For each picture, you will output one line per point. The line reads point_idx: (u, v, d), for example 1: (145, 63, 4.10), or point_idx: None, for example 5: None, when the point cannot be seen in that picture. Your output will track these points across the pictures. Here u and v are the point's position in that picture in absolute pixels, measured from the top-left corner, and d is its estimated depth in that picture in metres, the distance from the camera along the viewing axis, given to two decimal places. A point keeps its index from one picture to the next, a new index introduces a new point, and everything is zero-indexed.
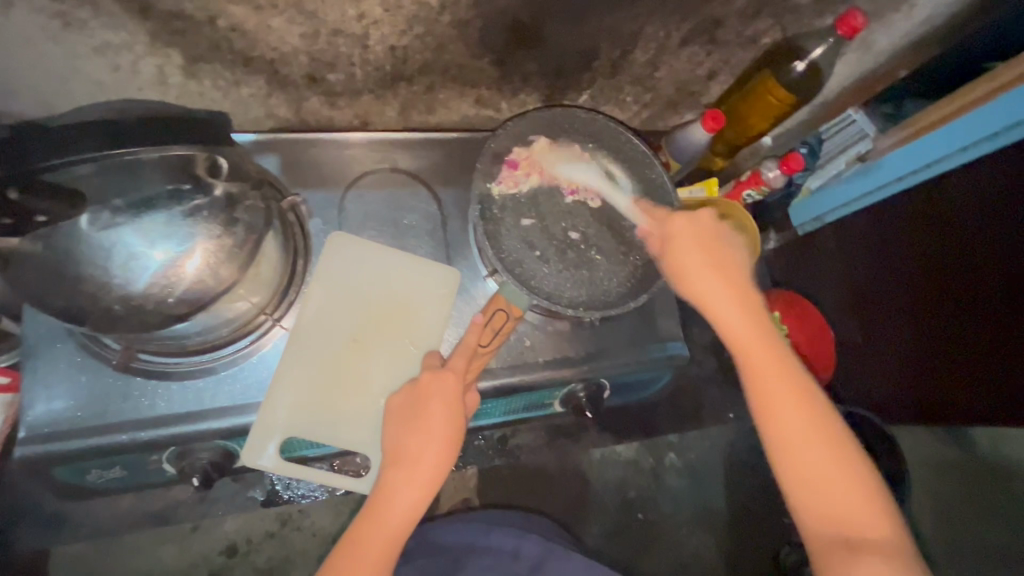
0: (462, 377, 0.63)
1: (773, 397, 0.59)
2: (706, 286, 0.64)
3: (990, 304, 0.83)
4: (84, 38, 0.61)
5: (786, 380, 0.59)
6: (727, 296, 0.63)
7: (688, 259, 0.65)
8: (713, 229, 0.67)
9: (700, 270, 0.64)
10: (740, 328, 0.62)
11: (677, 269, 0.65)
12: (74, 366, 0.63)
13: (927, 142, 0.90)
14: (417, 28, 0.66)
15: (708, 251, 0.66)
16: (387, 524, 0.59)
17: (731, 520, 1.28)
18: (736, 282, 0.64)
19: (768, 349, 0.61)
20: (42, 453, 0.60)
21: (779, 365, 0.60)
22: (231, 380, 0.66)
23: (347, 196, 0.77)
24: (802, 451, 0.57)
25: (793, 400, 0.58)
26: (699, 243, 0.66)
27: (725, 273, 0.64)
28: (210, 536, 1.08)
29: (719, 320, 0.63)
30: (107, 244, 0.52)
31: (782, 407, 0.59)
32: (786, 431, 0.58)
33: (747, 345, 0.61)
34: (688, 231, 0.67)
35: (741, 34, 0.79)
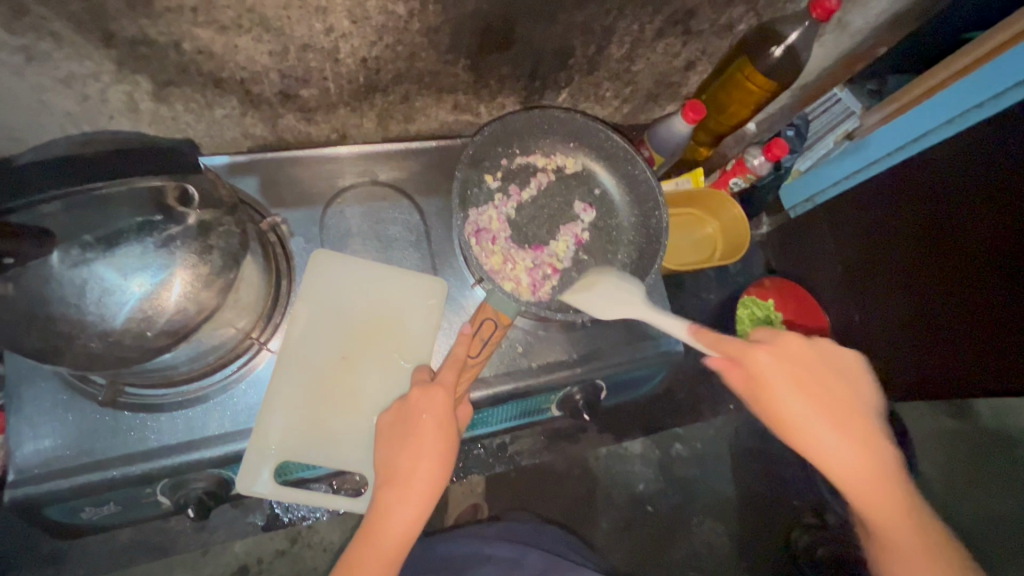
0: (452, 391, 0.62)
1: (908, 561, 0.54)
2: (821, 441, 0.55)
3: (978, 278, 0.82)
4: (49, 69, 0.59)
5: (918, 533, 0.54)
6: (846, 448, 0.55)
7: (798, 409, 0.56)
8: (813, 359, 0.59)
9: (817, 422, 0.56)
10: (867, 487, 0.55)
11: (780, 417, 0.57)
12: (60, 405, 0.62)
13: (916, 116, 0.90)
14: (387, 38, 0.65)
15: (820, 392, 0.57)
16: (379, 545, 0.58)
17: (742, 506, 1.27)
18: (852, 428, 0.56)
19: (903, 510, 0.55)
20: (29, 496, 0.59)
21: (918, 525, 0.55)
22: (221, 407, 0.65)
23: (328, 211, 0.76)
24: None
25: (926, 552, 0.54)
26: (804, 378, 0.57)
27: (847, 423, 0.56)
28: (220, 560, 1.07)
29: (839, 475, 0.55)
30: (78, 281, 0.50)
31: (909, 552, 0.54)
32: None
33: (862, 489, 0.55)
34: (789, 369, 0.57)
35: (715, 22, 0.78)
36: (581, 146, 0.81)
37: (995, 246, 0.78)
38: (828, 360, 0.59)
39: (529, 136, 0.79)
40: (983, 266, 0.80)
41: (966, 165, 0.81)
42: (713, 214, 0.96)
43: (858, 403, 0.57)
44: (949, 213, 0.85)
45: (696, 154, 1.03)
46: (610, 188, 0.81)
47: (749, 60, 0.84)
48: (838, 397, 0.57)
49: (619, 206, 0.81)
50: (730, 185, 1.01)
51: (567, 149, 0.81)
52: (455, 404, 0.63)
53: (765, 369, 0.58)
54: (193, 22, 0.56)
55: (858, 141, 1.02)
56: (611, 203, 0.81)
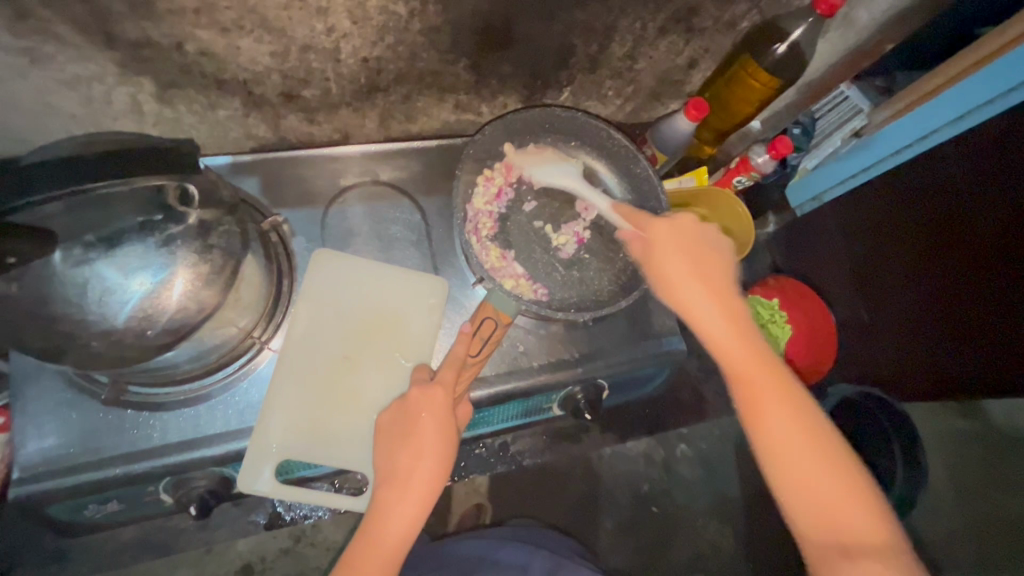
0: (451, 390, 0.62)
1: (767, 417, 0.53)
2: (692, 297, 0.58)
3: (987, 277, 0.81)
4: (54, 72, 0.60)
5: (778, 393, 0.53)
6: (708, 302, 0.57)
7: (669, 267, 0.59)
8: (694, 234, 0.62)
9: (686, 280, 0.58)
10: (727, 343, 0.55)
11: (662, 277, 0.59)
12: (64, 404, 0.63)
13: (924, 113, 0.89)
14: (387, 38, 0.65)
15: (694, 257, 0.60)
16: (381, 544, 0.58)
17: (748, 507, 1.26)
18: (720, 290, 0.58)
19: (769, 372, 0.54)
20: (35, 493, 0.60)
21: (783, 387, 0.54)
22: (224, 406, 0.66)
23: (330, 211, 0.77)
24: (799, 470, 0.51)
25: (785, 408, 0.53)
26: (684, 247, 0.60)
27: (715, 288, 0.58)
28: (224, 557, 1.08)
29: (703, 329, 0.57)
30: (80, 281, 0.51)
31: (767, 405, 0.53)
32: (780, 452, 0.52)
33: (726, 343, 0.56)
34: (671, 237, 0.61)
35: (718, 19, 0.77)
36: (582, 145, 0.81)
37: (1002, 244, 0.77)
38: (706, 235, 0.62)
39: (530, 135, 0.79)
40: (993, 262, 0.79)
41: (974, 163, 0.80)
42: (716, 213, 0.93)
43: (729, 276, 0.60)
44: (955, 212, 0.84)
45: (700, 152, 1.02)
46: (611, 188, 0.81)
47: (752, 57, 0.83)
48: (710, 262, 0.60)
49: (621, 204, 0.80)
50: (734, 183, 1.00)
51: (568, 148, 0.81)
52: (455, 403, 0.63)
53: (653, 234, 0.62)
54: (195, 23, 0.57)
55: (865, 139, 1.01)
56: (612, 201, 0.80)
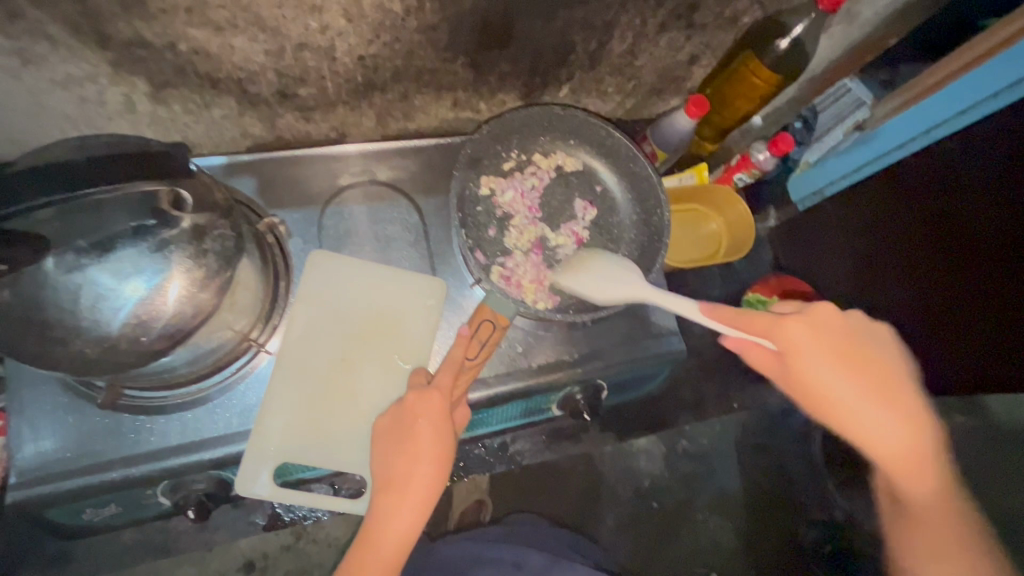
0: (448, 395, 0.61)
1: (922, 501, 0.62)
2: (868, 420, 0.58)
3: (979, 275, 0.81)
4: (47, 73, 0.59)
5: (942, 484, 0.61)
6: (894, 428, 0.58)
7: (836, 386, 0.57)
8: (849, 335, 0.58)
9: (858, 400, 0.58)
10: (897, 451, 0.59)
11: (807, 389, 0.58)
12: (61, 407, 0.63)
13: (931, 105, 0.87)
14: (384, 36, 0.64)
15: (855, 365, 0.58)
16: (377, 548, 0.59)
17: (748, 501, 1.27)
18: (896, 397, 0.58)
19: (930, 469, 0.60)
20: (33, 498, 0.60)
21: (934, 482, 0.60)
22: (222, 408, 0.65)
23: (327, 211, 0.76)
24: (941, 545, 0.63)
25: (940, 500, 0.62)
26: (838, 350, 0.57)
27: (888, 393, 0.58)
28: (227, 555, 1.07)
29: (878, 451, 0.59)
30: (73, 287, 0.50)
31: (927, 502, 0.62)
32: (923, 530, 0.63)
33: (910, 459, 0.59)
34: (817, 342, 0.57)
35: (719, 15, 0.76)
36: (581, 144, 0.80)
37: (1008, 245, 0.75)
38: (851, 332, 0.59)
39: (529, 133, 0.78)
40: (994, 261, 0.78)
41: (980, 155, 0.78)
42: (719, 210, 0.93)
43: (902, 374, 0.59)
44: (957, 211, 0.83)
45: (700, 149, 1.00)
46: (610, 186, 0.80)
47: (755, 54, 0.82)
48: (883, 377, 0.58)
49: (620, 204, 0.80)
50: (735, 180, 0.99)
51: (567, 146, 0.80)
52: (452, 408, 0.63)
53: (787, 345, 0.57)
54: (188, 23, 0.56)
55: (868, 132, 1.00)
56: (611, 201, 0.80)
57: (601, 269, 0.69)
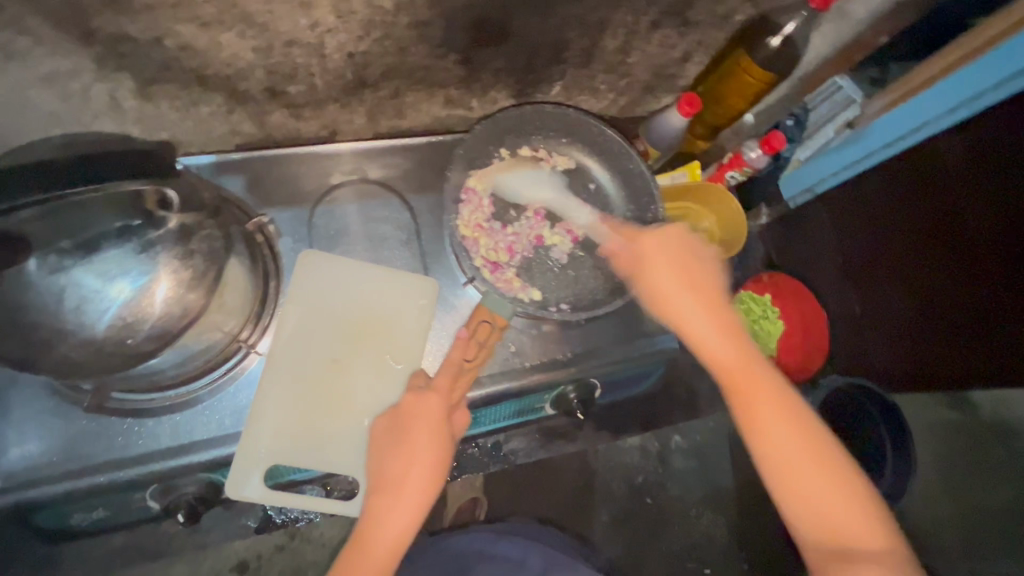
0: (448, 398, 0.62)
1: (773, 437, 0.55)
2: (685, 311, 0.59)
3: (977, 267, 0.81)
4: (30, 68, 0.58)
5: (775, 401, 0.56)
6: (705, 319, 0.59)
7: (665, 284, 0.60)
8: (686, 246, 0.62)
9: (679, 292, 0.59)
10: (723, 355, 0.58)
11: (654, 292, 0.60)
12: (47, 410, 0.62)
13: (919, 104, 0.87)
14: (374, 33, 0.63)
15: (688, 274, 0.60)
16: (370, 554, 0.58)
17: (741, 497, 1.27)
18: (715, 301, 0.60)
19: (756, 374, 0.57)
20: (20, 502, 0.59)
21: (781, 407, 0.56)
22: (212, 411, 0.65)
23: (318, 211, 0.75)
24: (802, 481, 0.54)
25: (782, 418, 0.55)
26: (673, 263, 0.61)
27: (702, 292, 0.60)
28: (219, 554, 1.06)
29: (701, 343, 0.59)
30: (56, 289, 0.49)
31: (763, 419, 0.56)
32: (775, 459, 0.55)
33: (725, 361, 0.58)
34: (667, 252, 0.62)
35: (713, 12, 0.76)
36: (575, 143, 0.80)
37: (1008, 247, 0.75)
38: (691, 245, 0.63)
39: (521, 131, 0.78)
40: (989, 262, 0.79)
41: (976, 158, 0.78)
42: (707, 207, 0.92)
43: (715, 283, 0.61)
44: (957, 206, 0.82)
45: (692, 147, 1.01)
46: (604, 184, 0.80)
47: (747, 51, 0.82)
48: (704, 276, 0.61)
49: (614, 204, 0.79)
50: (727, 178, 0.98)
51: (561, 145, 0.80)
52: (450, 411, 0.63)
53: (641, 251, 0.62)
54: (174, 18, 0.55)
55: (858, 131, 1.00)
56: (605, 199, 0.79)
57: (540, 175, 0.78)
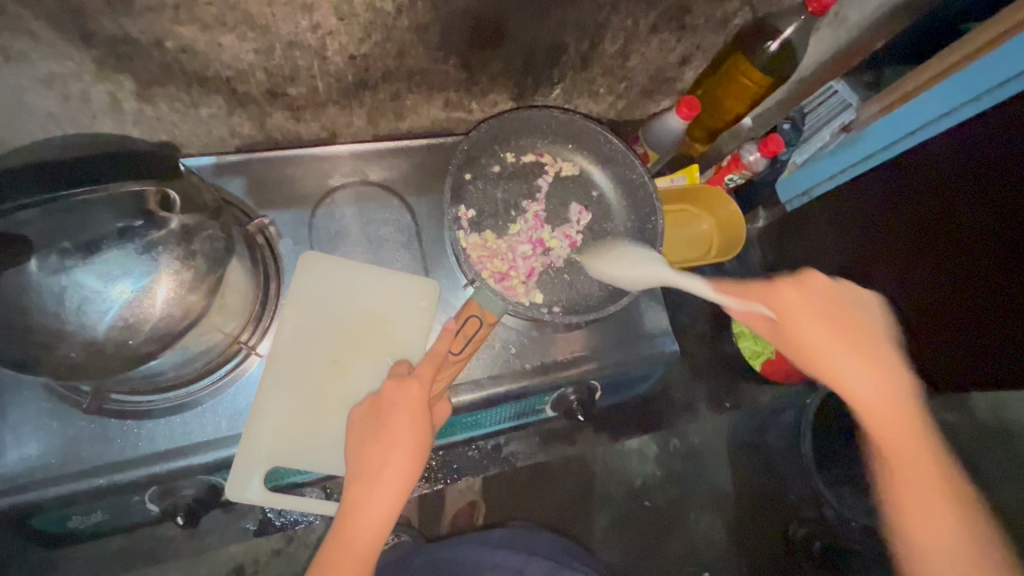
0: (428, 386, 0.61)
1: (923, 513, 0.54)
2: (848, 372, 0.55)
3: (967, 267, 0.81)
4: (31, 70, 0.58)
5: (939, 481, 0.55)
6: (872, 381, 0.55)
7: (815, 339, 0.57)
8: (833, 293, 0.59)
9: (829, 346, 0.56)
10: (885, 412, 0.55)
11: (796, 345, 0.57)
12: (45, 413, 0.61)
13: (916, 106, 0.88)
14: (375, 35, 0.64)
15: (840, 326, 0.57)
16: (350, 545, 0.58)
17: (741, 500, 1.27)
18: (871, 357, 0.56)
19: (926, 450, 0.55)
20: (16, 505, 0.59)
21: (938, 483, 0.55)
22: (212, 413, 0.64)
23: (318, 212, 0.75)
24: (963, 568, 0.52)
25: (940, 495, 0.54)
26: (826, 314, 0.58)
27: (868, 351, 0.56)
28: (216, 560, 1.05)
29: (864, 409, 0.56)
30: (57, 289, 0.49)
31: (921, 492, 0.55)
32: (924, 543, 0.54)
33: (887, 434, 0.56)
34: (809, 298, 0.58)
35: (711, 16, 0.76)
36: (576, 146, 0.80)
37: (998, 251, 0.75)
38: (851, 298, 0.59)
39: (521, 134, 0.78)
40: (980, 264, 0.79)
41: (966, 156, 0.79)
42: (707, 210, 0.93)
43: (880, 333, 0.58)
44: (947, 206, 0.82)
45: (692, 150, 1.01)
46: (604, 187, 0.80)
47: (744, 55, 0.82)
48: (862, 331, 0.57)
49: (614, 207, 0.80)
50: (726, 181, 0.99)
51: (562, 148, 0.80)
52: (432, 400, 0.62)
53: (781, 304, 0.58)
54: (175, 20, 0.55)
55: (853, 134, 1.01)
56: (606, 203, 0.80)
57: (632, 252, 0.71)
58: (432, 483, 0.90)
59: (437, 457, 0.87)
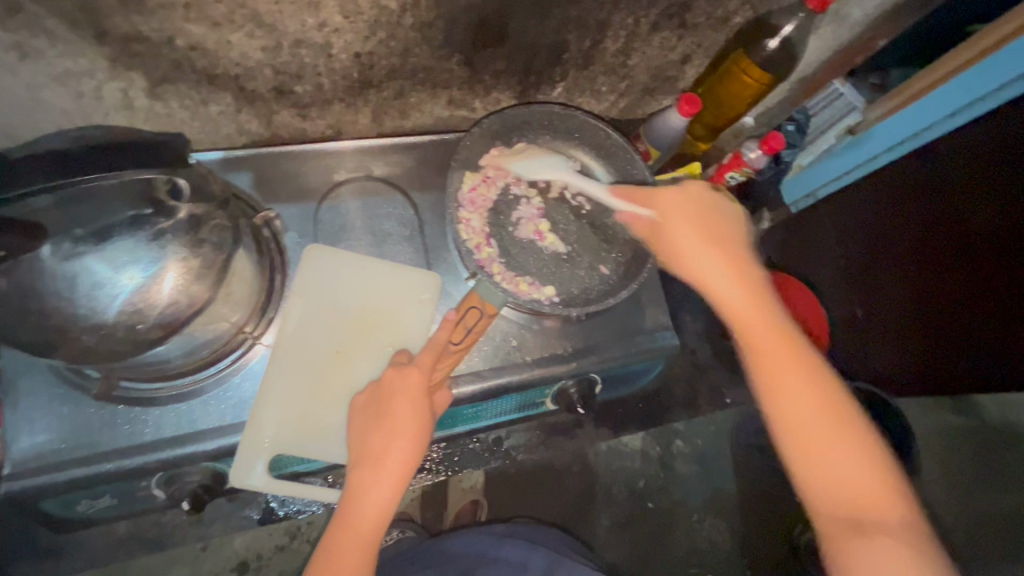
0: (427, 373, 0.62)
1: (791, 394, 0.55)
2: (703, 262, 0.60)
3: (978, 266, 0.81)
4: (47, 67, 0.60)
5: (790, 362, 0.56)
6: (724, 273, 0.60)
7: (681, 233, 0.62)
8: (706, 202, 0.64)
9: (694, 247, 0.61)
10: (740, 309, 0.58)
11: (672, 250, 0.62)
12: (56, 399, 0.63)
13: (917, 109, 0.88)
14: (380, 34, 0.65)
15: (704, 226, 0.62)
16: (360, 526, 0.59)
17: (745, 502, 1.27)
18: (731, 253, 0.61)
19: (772, 333, 0.57)
20: (26, 489, 0.60)
21: (799, 365, 0.56)
22: (217, 401, 0.66)
23: (323, 207, 0.77)
24: (812, 436, 0.53)
25: (793, 372, 0.55)
26: (692, 218, 0.62)
27: (724, 248, 0.61)
28: (220, 555, 1.06)
29: (720, 299, 0.59)
30: (70, 274, 0.51)
31: (779, 373, 0.55)
32: (789, 420, 0.54)
33: (747, 320, 0.58)
34: (681, 209, 0.63)
35: (711, 15, 0.77)
36: (580, 143, 0.81)
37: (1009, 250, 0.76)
38: (712, 204, 0.64)
39: (523, 129, 0.79)
40: (992, 260, 0.79)
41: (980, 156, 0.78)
42: None
43: (739, 241, 0.62)
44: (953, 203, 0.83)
45: (694, 149, 1.01)
46: (604, 182, 0.81)
47: (745, 52, 0.83)
48: (719, 229, 0.62)
49: None
50: (728, 178, 0.99)
51: (567, 143, 0.81)
52: (431, 389, 0.63)
53: (662, 208, 0.64)
54: (186, 18, 0.57)
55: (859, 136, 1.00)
56: None
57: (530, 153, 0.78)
58: (434, 475, 0.92)
59: (439, 450, 0.90)
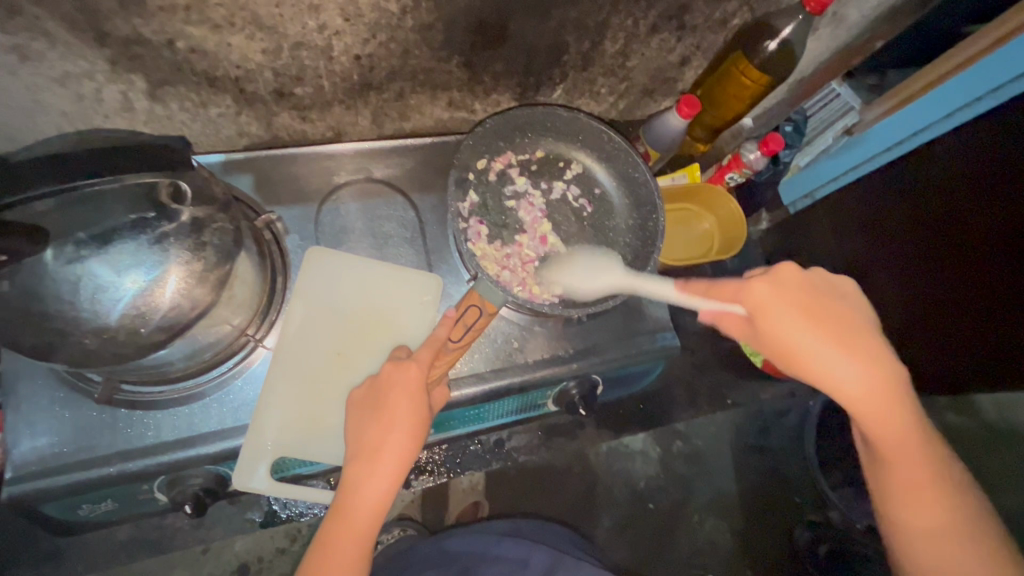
0: (426, 370, 0.62)
1: (910, 485, 0.56)
2: (827, 363, 0.53)
3: (968, 261, 0.81)
4: (47, 70, 0.60)
5: (918, 456, 0.55)
6: (861, 375, 0.53)
7: (798, 335, 0.53)
8: (806, 285, 0.55)
9: (821, 350, 0.53)
10: (874, 412, 0.53)
11: (778, 351, 0.54)
12: (56, 402, 0.63)
13: (916, 108, 0.89)
14: (380, 36, 0.65)
15: (820, 319, 0.53)
16: (354, 518, 0.59)
17: (745, 503, 1.27)
18: (862, 347, 0.53)
19: (901, 432, 0.54)
20: (27, 493, 0.60)
21: (920, 459, 0.55)
22: (219, 403, 0.66)
23: (323, 209, 0.77)
24: (921, 512, 0.56)
25: (917, 466, 0.55)
26: (805, 310, 0.54)
27: (851, 343, 0.53)
28: (221, 558, 1.06)
29: (847, 399, 0.54)
30: (72, 278, 0.51)
31: (902, 466, 0.55)
32: (900, 499, 0.57)
33: (872, 420, 0.54)
34: (788, 301, 0.54)
35: (710, 16, 0.77)
36: (582, 144, 0.81)
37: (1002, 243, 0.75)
38: (824, 286, 0.56)
39: (523, 131, 0.79)
40: (983, 255, 0.78)
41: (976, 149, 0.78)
42: (709, 209, 0.94)
43: (866, 328, 0.54)
44: (947, 198, 0.83)
45: (693, 149, 1.03)
46: (605, 183, 0.81)
47: (744, 54, 0.83)
48: (843, 322, 0.54)
49: (617, 206, 0.81)
50: (727, 179, 1.00)
51: (568, 145, 0.82)
52: (430, 386, 0.63)
53: (758, 299, 0.54)
54: (186, 20, 0.57)
55: (856, 136, 1.01)
56: (609, 202, 0.81)
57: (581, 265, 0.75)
58: (436, 477, 0.92)
59: (440, 451, 0.90)
